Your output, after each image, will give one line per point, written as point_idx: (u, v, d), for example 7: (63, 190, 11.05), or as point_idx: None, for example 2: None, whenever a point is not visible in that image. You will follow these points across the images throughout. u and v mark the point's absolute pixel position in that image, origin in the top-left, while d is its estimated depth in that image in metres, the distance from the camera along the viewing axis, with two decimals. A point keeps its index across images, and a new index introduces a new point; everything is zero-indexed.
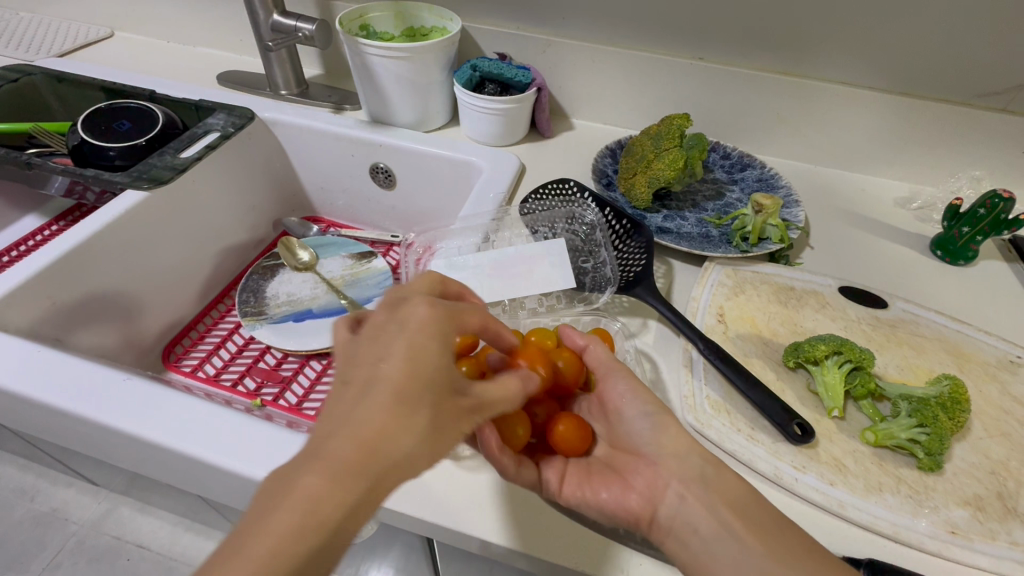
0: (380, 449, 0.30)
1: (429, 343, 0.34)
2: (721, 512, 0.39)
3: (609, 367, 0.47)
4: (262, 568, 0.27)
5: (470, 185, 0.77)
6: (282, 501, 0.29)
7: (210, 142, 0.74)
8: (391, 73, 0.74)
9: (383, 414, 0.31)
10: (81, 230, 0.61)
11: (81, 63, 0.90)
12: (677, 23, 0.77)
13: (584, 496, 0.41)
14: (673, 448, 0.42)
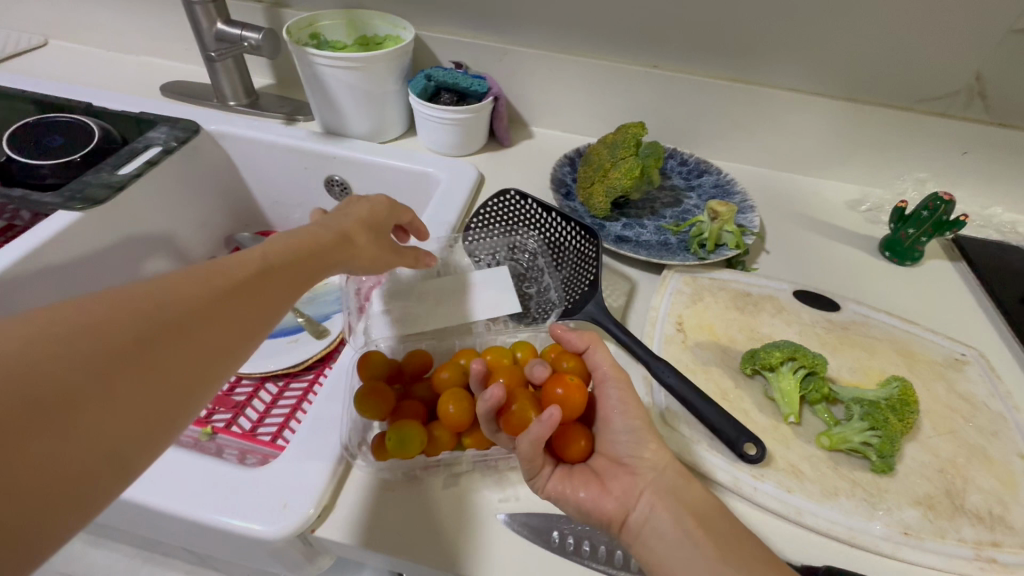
0: (254, 280, 0.38)
1: (331, 229, 0.46)
2: (685, 521, 0.38)
3: (610, 374, 0.45)
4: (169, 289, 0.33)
5: (428, 196, 0.75)
6: (149, 286, 0.33)
7: (151, 157, 0.70)
8: (343, 84, 0.72)
9: (271, 260, 0.40)
10: (5, 254, 0.57)
11: (11, 74, 0.85)
12: (632, 31, 0.77)
13: (564, 493, 0.40)
14: (653, 461, 0.41)
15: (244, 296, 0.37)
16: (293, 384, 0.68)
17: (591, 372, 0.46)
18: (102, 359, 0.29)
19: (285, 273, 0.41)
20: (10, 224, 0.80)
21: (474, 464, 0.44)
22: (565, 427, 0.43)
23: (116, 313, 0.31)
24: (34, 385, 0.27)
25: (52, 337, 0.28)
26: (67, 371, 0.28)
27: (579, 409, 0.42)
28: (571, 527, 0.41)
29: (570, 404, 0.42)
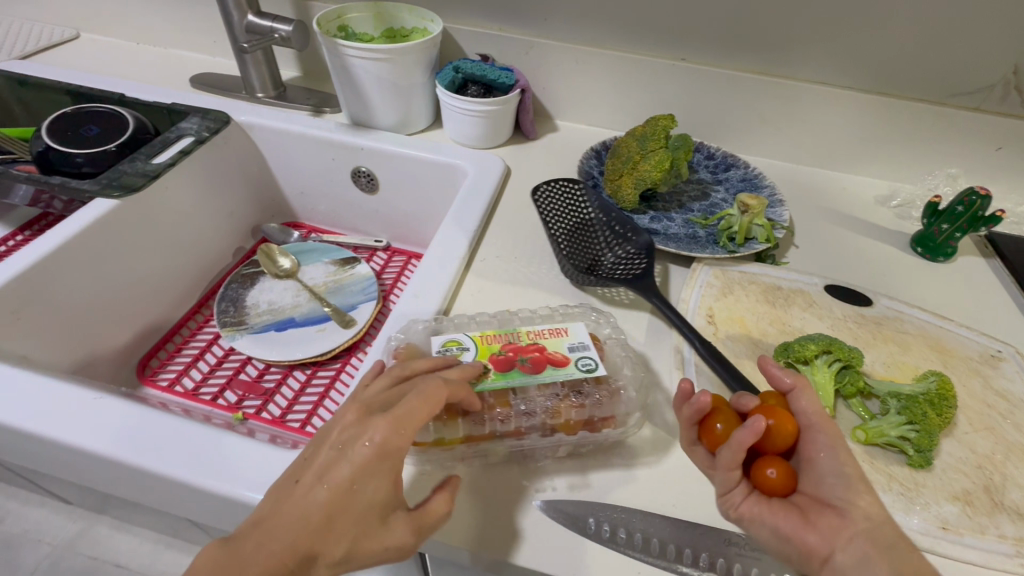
0: (304, 550, 0.34)
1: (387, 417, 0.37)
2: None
3: (818, 419, 0.42)
4: None
5: (455, 187, 0.75)
6: (233, 560, 0.34)
7: (184, 147, 0.71)
8: (371, 75, 0.72)
9: (327, 509, 0.35)
10: (44, 241, 0.58)
11: (43, 66, 0.87)
12: (661, 24, 0.77)
13: (761, 513, 0.39)
14: (865, 510, 0.38)
15: (302, 568, 0.34)
16: (320, 372, 0.69)
17: (795, 415, 0.43)
18: None
19: (341, 526, 0.35)
20: (44, 213, 0.82)
21: (510, 454, 0.45)
22: (765, 454, 0.41)
23: None
24: None
25: None
26: None
27: (786, 440, 0.40)
28: (607, 515, 0.41)
29: (783, 434, 0.40)
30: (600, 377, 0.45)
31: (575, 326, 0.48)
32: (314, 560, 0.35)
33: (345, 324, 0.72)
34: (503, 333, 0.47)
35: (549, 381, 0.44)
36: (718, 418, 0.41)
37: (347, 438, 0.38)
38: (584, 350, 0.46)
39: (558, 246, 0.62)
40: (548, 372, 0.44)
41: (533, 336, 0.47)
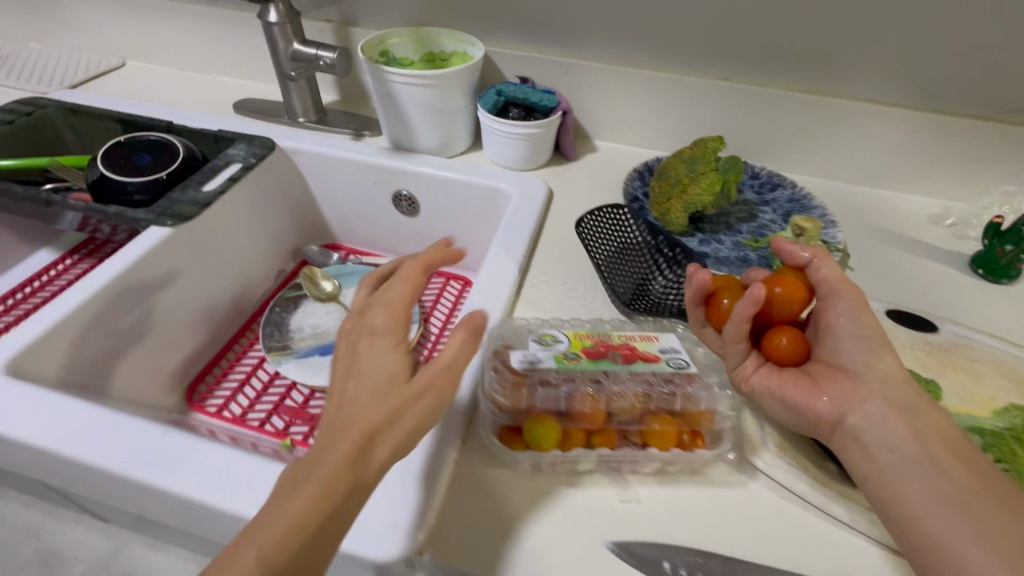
0: (371, 448, 0.33)
1: (388, 316, 0.39)
2: (925, 439, 0.40)
3: (839, 286, 0.47)
4: (324, 482, 0.32)
5: (498, 210, 0.75)
6: (303, 466, 0.33)
7: (233, 175, 0.72)
8: (415, 100, 0.72)
9: (377, 406, 0.34)
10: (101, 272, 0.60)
11: (94, 94, 0.89)
12: (703, 45, 0.76)
13: (773, 385, 0.45)
14: (883, 372, 0.43)
15: (367, 459, 0.33)
16: None
17: (817, 284, 0.49)
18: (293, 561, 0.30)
19: (394, 405, 0.34)
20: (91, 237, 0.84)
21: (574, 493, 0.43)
22: (775, 329, 0.47)
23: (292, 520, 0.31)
24: None
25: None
26: None
27: (795, 310, 0.46)
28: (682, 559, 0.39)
29: (788, 306, 0.46)
30: (691, 374, 0.46)
31: (664, 334, 0.49)
32: (377, 453, 0.33)
33: None
34: (595, 332, 0.48)
35: (639, 373, 0.45)
36: (724, 292, 0.48)
37: (360, 352, 0.37)
38: (676, 352, 0.47)
39: (608, 271, 0.61)
40: (640, 366, 0.45)
41: (625, 337, 0.48)
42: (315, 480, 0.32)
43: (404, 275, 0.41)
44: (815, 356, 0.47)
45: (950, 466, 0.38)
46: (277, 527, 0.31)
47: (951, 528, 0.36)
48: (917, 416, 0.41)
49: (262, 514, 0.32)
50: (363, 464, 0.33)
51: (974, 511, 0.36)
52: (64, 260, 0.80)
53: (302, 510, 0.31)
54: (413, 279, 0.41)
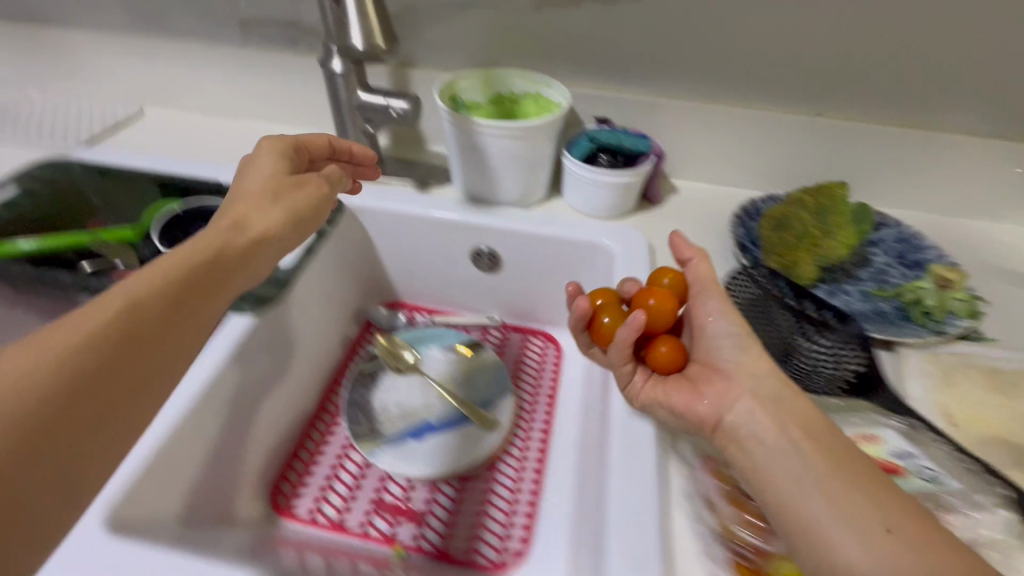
0: (173, 296, 0.38)
1: (228, 237, 0.45)
2: (793, 434, 0.43)
3: (705, 283, 0.54)
4: (93, 319, 0.34)
5: (593, 265, 0.69)
6: (106, 299, 0.36)
7: (306, 243, 0.64)
8: (505, 152, 0.66)
9: (207, 279, 0.41)
10: (195, 374, 0.53)
11: (119, 150, 0.79)
12: (796, 80, 0.72)
13: (657, 396, 0.50)
14: (750, 368, 0.48)
15: (166, 333, 0.37)
16: (470, 484, 0.63)
17: (690, 284, 0.55)
18: (52, 399, 0.30)
19: (189, 305, 0.39)
20: None
21: None
22: (656, 340, 0.53)
23: (81, 341, 0.33)
24: (41, 441, 0.29)
25: (39, 424, 0.29)
26: (71, 445, 0.31)
27: (665, 321, 0.53)
28: None
29: (662, 316, 0.52)
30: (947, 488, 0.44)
31: (884, 431, 0.47)
32: (172, 332, 0.37)
33: (487, 427, 0.66)
34: None
35: None
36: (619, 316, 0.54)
37: (200, 237, 0.44)
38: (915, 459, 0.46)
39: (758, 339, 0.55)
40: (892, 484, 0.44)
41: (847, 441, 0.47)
42: (103, 325, 0.34)
43: (241, 204, 0.48)
44: (695, 358, 0.53)
45: (817, 462, 0.41)
46: (43, 367, 0.31)
47: (846, 519, 0.38)
48: (784, 406, 0.45)
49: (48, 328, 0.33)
50: (155, 327, 0.36)
51: (836, 497, 0.39)
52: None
53: (92, 345, 0.33)
54: (272, 174, 0.52)
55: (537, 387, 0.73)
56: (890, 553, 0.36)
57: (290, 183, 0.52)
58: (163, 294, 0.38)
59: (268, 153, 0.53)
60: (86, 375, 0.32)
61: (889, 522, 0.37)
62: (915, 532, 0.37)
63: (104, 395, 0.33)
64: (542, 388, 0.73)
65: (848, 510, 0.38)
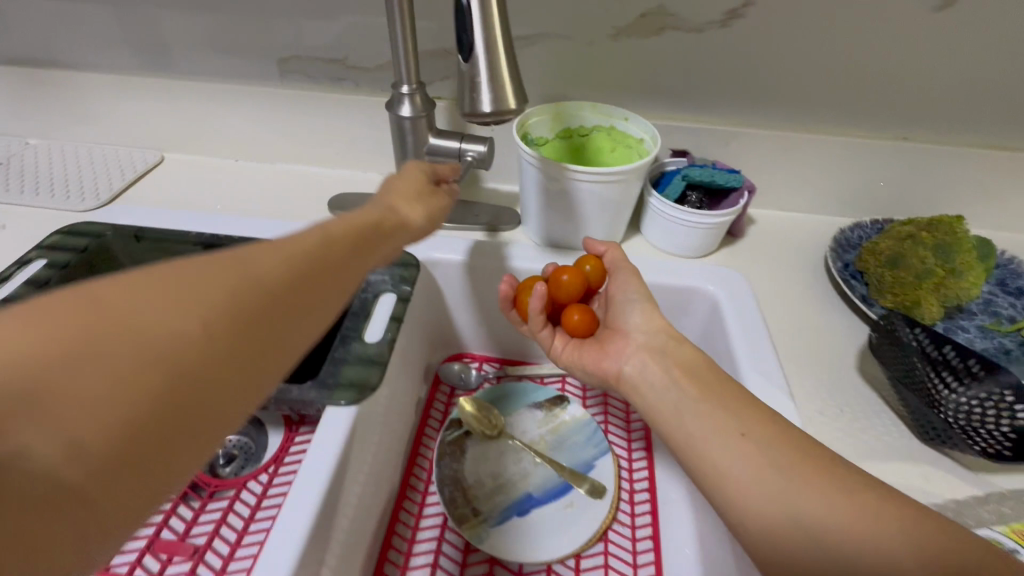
0: (287, 280, 0.32)
1: (362, 231, 0.41)
2: (675, 374, 0.52)
3: (621, 264, 0.62)
4: (253, 287, 0.30)
5: (688, 310, 0.65)
6: (253, 256, 0.32)
7: (390, 311, 0.57)
8: (599, 197, 0.62)
9: (330, 263, 0.36)
10: (307, 487, 0.43)
11: (145, 207, 0.71)
12: (882, 105, 0.69)
13: (575, 356, 0.61)
14: (646, 327, 0.57)
15: (251, 319, 0.30)
16: (588, 562, 0.57)
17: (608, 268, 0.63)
18: (199, 356, 0.27)
19: (332, 276, 0.36)
20: None
21: None
22: (569, 309, 0.61)
23: (231, 300, 0.29)
24: (181, 378, 0.27)
25: (180, 368, 0.27)
26: (202, 372, 0.27)
27: (575, 295, 0.61)
28: None
29: (570, 290, 0.60)
30: None
31: None
32: (293, 319, 0.32)
33: (594, 494, 0.61)
34: None
35: None
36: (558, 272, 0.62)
37: (332, 223, 0.39)
38: None
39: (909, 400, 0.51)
40: None
41: None
42: (201, 310, 0.28)
43: (388, 194, 0.48)
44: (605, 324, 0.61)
45: (753, 428, 0.44)
46: (119, 345, 0.25)
47: (720, 431, 0.45)
48: (669, 355, 0.54)
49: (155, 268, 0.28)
50: (295, 296, 0.33)
51: (713, 418, 0.46)
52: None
53: (230, 300, 0.29)
54: (410, 190, 0.50)
55: (629, 441, 0.68)
56: (746, 455, 0.43)
57: (427, 196, 0.50)
58: (282, 275, 0.32)
59: (418, 169, 0.52)
60: (221, 354, 0.28)
61: (747, 428, 0.44)
62: (812, 472, 0.40)
63: (233, 378, 0.29)
64: (635, 442, 0.68)
65: (778, 469, 0.41)
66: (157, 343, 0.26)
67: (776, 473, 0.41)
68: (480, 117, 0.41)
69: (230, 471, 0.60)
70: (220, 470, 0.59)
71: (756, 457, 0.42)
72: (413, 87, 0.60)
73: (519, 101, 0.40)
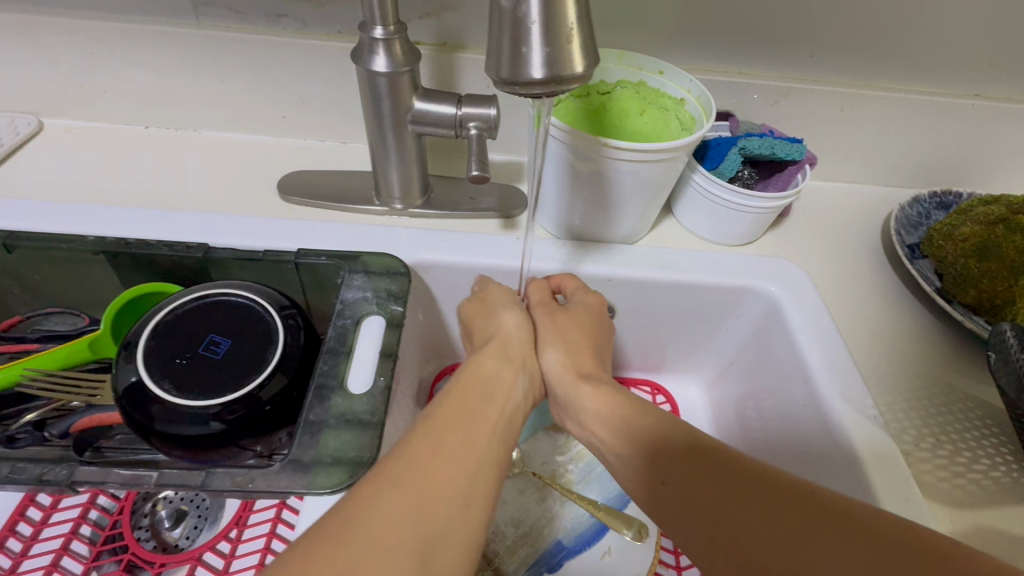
0: (448, 480, 0.32)
1: (489, 385, 0.42)
2: (594, 417, 0.43)
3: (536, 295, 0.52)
4: (423, 469, 0.32)
5: (737, 310, 0.54)
6: (416, 448, 0.33)
7: (378, 340, 0.43)
8: (639, 182, 0.49)
9: (473, 440, 0.35)
10: None
11: (16, 200, 0.52)
12: (963, 54, 0.56)
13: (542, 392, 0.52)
14: (555, 371, 0.48)
15: (437, 527, 0.29)
16: None
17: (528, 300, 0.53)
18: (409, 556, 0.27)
19: (478, 434, 0.36)
20: (88, 502, 0.48)
21: None
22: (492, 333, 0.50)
23: (415, 492, 0.30)
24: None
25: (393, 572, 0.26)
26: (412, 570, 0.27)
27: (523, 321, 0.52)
28: None
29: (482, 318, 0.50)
30: None
31: None
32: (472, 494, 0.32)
33: (637, 536, 0.50)
34: None
35: None
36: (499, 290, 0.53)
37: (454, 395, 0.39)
38: None
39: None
40: None
41: None
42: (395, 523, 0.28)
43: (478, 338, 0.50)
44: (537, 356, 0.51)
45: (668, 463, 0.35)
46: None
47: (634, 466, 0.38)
48: (576, 396, 0.45)
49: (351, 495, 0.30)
50: (467, 467, 0.33)
51: (625, 450, 0.39)
52: (22, 517, 0.46)
53: (412, 500, 0.30)
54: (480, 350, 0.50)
55: None
56: (661, 497, 0.35)
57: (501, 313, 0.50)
58: (442, 478, 0.32)
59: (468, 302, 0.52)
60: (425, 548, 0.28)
61: (664, 474, 0.35)
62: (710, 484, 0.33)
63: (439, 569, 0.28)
64: None
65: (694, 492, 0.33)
66: (368, 557, 0.26)
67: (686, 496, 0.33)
68: (527, 87, 0.30)
69: (182, 534, 0.49)
70: (166, 537, 0.49)
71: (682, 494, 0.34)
72: (391, 31, 0.43)
73: (585, 66, 0.30)
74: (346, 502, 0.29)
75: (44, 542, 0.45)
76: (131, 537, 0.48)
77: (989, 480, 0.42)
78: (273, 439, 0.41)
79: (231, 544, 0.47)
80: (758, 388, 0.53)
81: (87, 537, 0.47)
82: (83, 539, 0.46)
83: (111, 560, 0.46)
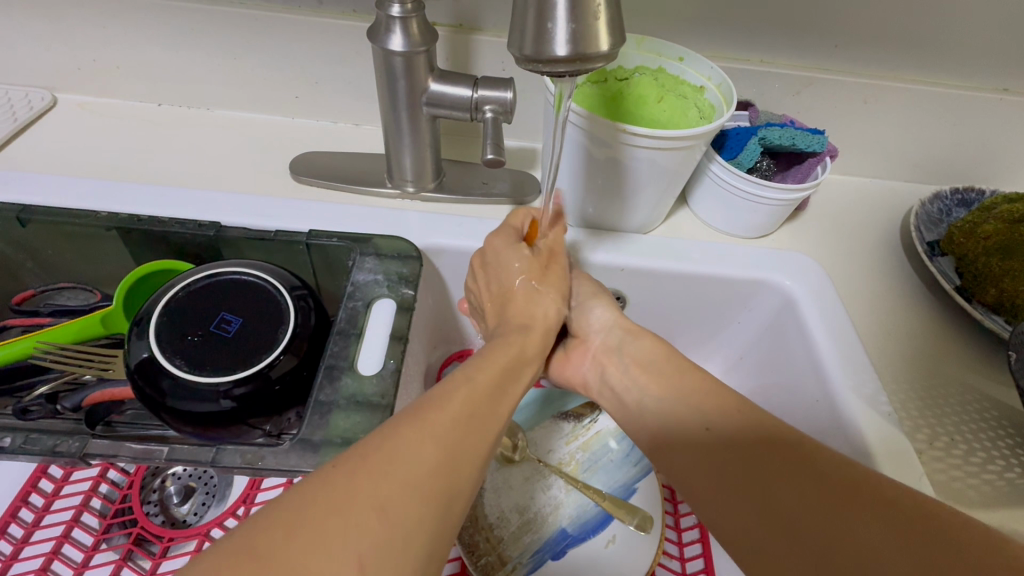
0: (473, 435, 0.31)
1: (518, 349, 0.42)
2: (638, 376, 0.43)
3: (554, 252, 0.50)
4: (460, 423, 0.31)
5: (751, 303, 0.54)
6: (446, 400, 0.32)
7: (388, 323, 0.43)
8: (654, 172, 0.48)
9: (502, 409, 0.35)
10: None
11: (30, 173, 0.52)
12: (996, 46, 0.55)
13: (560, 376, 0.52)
14: (600, 324, 0.48)
15: (458, 479, 0.29)
16: None
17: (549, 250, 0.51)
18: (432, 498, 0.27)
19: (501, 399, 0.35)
20: (98, 475, 0.49)
21: None
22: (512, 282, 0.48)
23: (448, 443, 0.29)
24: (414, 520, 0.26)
25: (416, 513, 0.26)
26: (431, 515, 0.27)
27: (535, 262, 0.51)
28: None
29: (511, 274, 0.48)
30: None
31: None
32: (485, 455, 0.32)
33: (642, 526, 0.50)
34: None
35: None
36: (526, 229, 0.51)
37: (484, 359, 0.38)
38: None
39: None
40: None
41: None
42: (429, 466, 0.28)
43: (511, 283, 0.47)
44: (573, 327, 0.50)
45: (722, 416, 0.36)
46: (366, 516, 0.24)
47: (680, 425, 0.38)
48: (624, 352, 0.45)
49: (385, 429, 0.29)
50: (490, 425, 0.33)
51: (669, 408, 0.40)
52: (35, 488, 0.47)
53: (444, 449, 0.29)
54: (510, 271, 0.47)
55: None
56: (707, 451, 0.35)
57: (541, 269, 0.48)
58: (472, 436, 0.31)
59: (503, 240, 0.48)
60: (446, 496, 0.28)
61: (712, 423, 0.36)
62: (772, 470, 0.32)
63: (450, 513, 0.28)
64: None
65: (746, 448, 0.34)
66: (395, 496, 0.26)
67: (730, 453, 0.34)
68: (552, 65, 0.29)
69: (189, 510, 0.49)
70: (174, 513, 0.49)
71: (723, 452, 0.34)
72: (408, 8, 0.42)
73: (612, 44, 0.29)
74: (382, 436, 0.28)
75: (56, 513, 0.46)
76: (140, 511, 0.48)
77: (1003, 479, 0.42)
78: (281, 419, 0.41)
79: (238, 521, 0.47)
80: (769, 382, 0.53)
81: (97, 510, 0.47)
82: (93, 511, 0.47)
83: (121, 533, 0.46)
